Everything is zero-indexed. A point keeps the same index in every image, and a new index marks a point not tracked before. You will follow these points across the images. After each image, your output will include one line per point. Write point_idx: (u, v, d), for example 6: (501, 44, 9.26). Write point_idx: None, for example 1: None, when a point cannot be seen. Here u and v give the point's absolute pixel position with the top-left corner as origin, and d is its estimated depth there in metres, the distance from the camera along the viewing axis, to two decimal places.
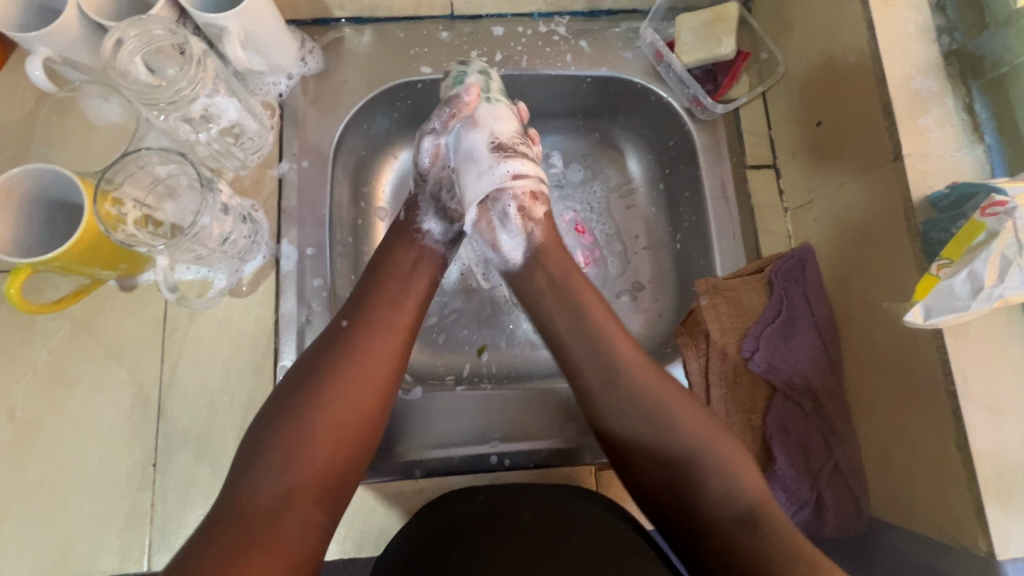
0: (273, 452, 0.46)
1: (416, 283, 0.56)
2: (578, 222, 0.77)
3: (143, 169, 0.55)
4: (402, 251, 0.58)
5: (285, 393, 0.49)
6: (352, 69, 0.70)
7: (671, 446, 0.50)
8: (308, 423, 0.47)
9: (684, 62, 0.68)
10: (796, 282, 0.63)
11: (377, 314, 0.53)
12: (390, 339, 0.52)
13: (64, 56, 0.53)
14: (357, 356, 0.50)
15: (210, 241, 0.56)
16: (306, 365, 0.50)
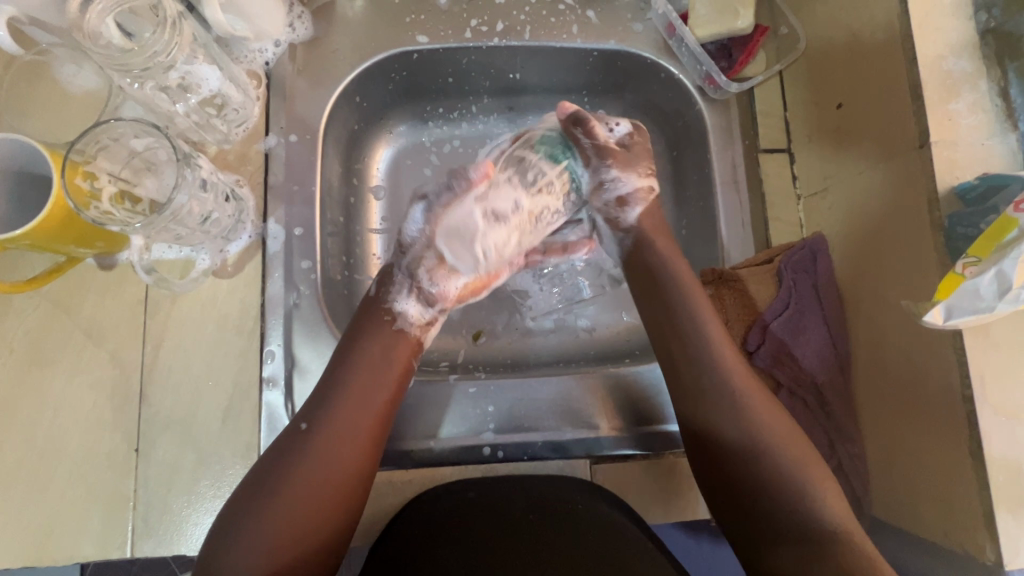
0: (239, 538, 0.45)
1: (387, 369, 0.54)
2: None
3: (117, 142, 0.51)
4: (377, 333, 0.55)
5: (244, 497, 0.47)
6: (344, 36, 0.65)
7: (738, 442, 0.50)
8: (259, 525, 0.46)
9: (697, 37, 0.63)
10: (807, 273, 0.60)
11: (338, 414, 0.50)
12: (352, 431, 0.50)
13: (31, 16, 0.49)
14: (314, 455, 0.48)
15: (190, 219, 0.53)
16: (264, 468, 0.48)
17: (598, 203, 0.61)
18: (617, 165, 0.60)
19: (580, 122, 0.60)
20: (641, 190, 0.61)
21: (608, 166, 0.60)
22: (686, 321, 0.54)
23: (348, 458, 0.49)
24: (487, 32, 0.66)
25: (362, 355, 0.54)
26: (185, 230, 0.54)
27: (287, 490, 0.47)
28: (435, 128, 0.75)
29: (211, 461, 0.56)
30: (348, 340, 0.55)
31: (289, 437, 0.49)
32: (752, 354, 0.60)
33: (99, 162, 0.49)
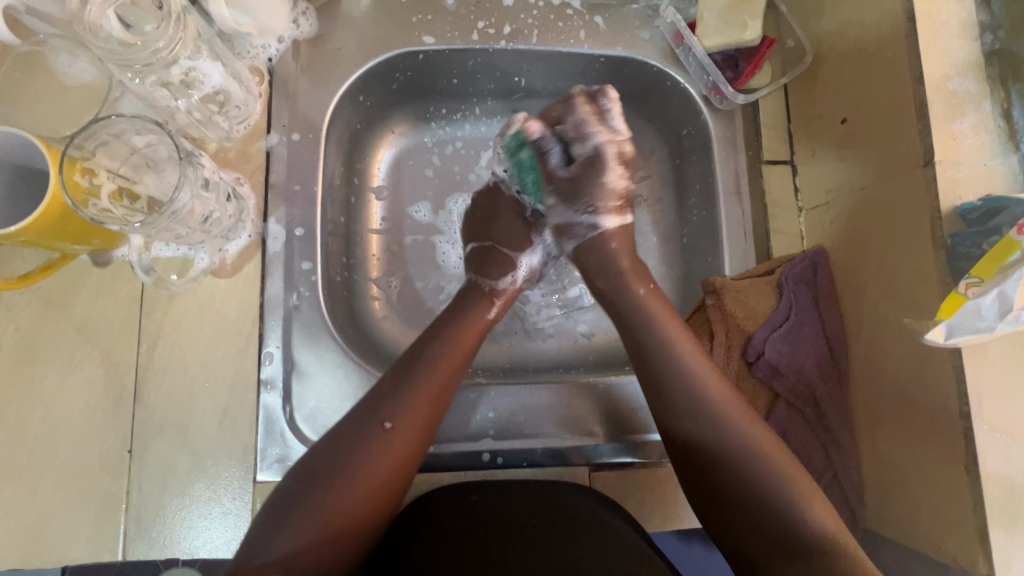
0: (299, 521, 0.46)
1: (463, 372, 0.55)
2: None
3: (118, 139, 0.50)
4: (466, 336, 0.57)
5: (310, 476, 0.48)
6: (348, 34, 0.64)
7: (716, 446, 0.50)
8: (319, 509, 0.46)
9: (706, 47, 0.63)
10: (806, 286, 0.61)
11: (415, 417, 0.51)
12: (425, 436, 0.51)
13: (27, 6, 0.47)
14: (386, 452, 0.49)
15: (191, 218, 0.52)
16: (332, 450, 0.49)
17: (543, 224, 0.64)
18: (555, 197, 0.61)
19: (545, 143, 0.60)
20: (583, 225, 0.61)
21: (552, 197, 0.61)
22: (650, 328, 0.56)
23: (410, 458, 0.50)
24: (494, 34, 0.66)
25: (449, 356, 0.54)
26: (185, 230, 0.53)
27: (354, 481, 0.47)
28: (438, 129, 0.75)
29: (206, 464, 0.56)
30: (431, 336, 0.56)
31: (371, 425, 0.49)
32: (751, 364, 0.60)
33: (98, 159, 0.48)
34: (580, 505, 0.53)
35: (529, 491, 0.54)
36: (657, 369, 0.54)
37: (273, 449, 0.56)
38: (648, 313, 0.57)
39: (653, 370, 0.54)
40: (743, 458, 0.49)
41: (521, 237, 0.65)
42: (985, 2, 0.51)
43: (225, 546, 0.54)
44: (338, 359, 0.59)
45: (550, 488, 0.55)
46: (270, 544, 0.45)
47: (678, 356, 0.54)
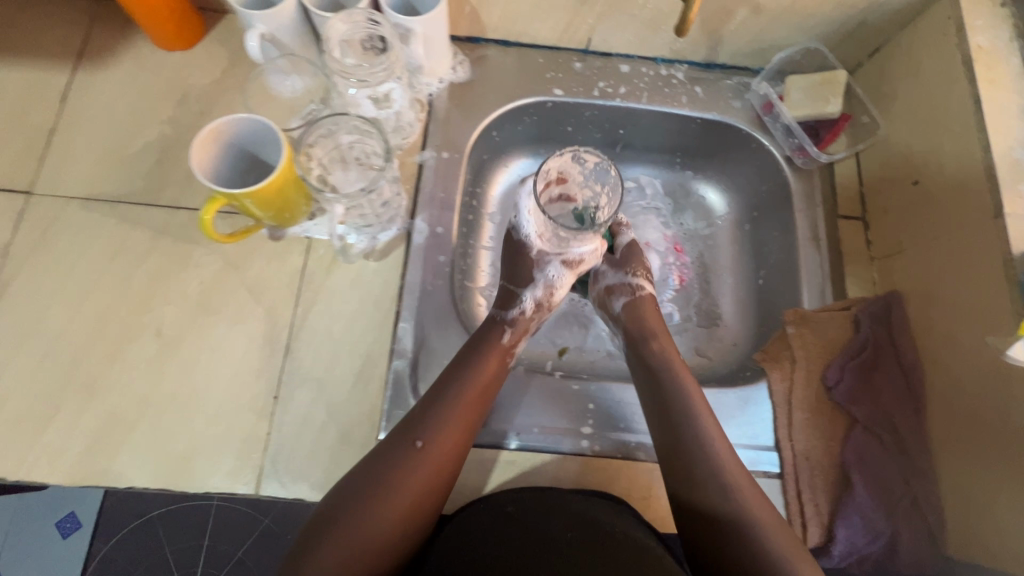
0: (338, 533, 0.53)
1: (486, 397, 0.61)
2: (676, 243, 0.87)
3: (330, 136, 0.63)
4: (488, 363, 0.63)
5: (345, 493, 0.55)
6: (494, 82, 0.79)
7: (715, 495, 0.58)
8: (363, 513, 0.54)
9: (793, 114, 0.74)
10: (880, 322, 0.68)
11: (444, 439, 0.57)
12: (452, 448, 0.57)
13: (273, 34, 0.65)
14: (415, 464, 0.56)
15: (375, 205, 0.66)
16: (365, 468, 0.56)
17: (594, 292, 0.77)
18: (608, 265, 0.76)
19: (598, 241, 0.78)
20: (628, 286, 0.73)
21: (602, 265, 0.76)
22: (676, 404, 0.63)
23: (443, 466, 0.57)
24: (611, 92, 0.79)
25: (471, 384, 0.61)
26: (370, 211, 0.66)
27: (387, 492, 0.55)
28: None
29: (338, 417, 0.62)
30: (460, 360, 0.63)
31: (399, 438, 0.57)
32: (831, 389, 0.66)
33: (315, 150, 0.63)
34: (620, 525, 0.55)
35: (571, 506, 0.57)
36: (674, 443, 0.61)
37: (398, 411, 0.63)
38: (672, 376, 0.65)
39: (670, 425, 0.62)
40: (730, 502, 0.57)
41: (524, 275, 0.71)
42: None
43: None
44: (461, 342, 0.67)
45: (589, 499, 0.58)
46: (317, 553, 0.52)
47: (696, 442, 0.60)
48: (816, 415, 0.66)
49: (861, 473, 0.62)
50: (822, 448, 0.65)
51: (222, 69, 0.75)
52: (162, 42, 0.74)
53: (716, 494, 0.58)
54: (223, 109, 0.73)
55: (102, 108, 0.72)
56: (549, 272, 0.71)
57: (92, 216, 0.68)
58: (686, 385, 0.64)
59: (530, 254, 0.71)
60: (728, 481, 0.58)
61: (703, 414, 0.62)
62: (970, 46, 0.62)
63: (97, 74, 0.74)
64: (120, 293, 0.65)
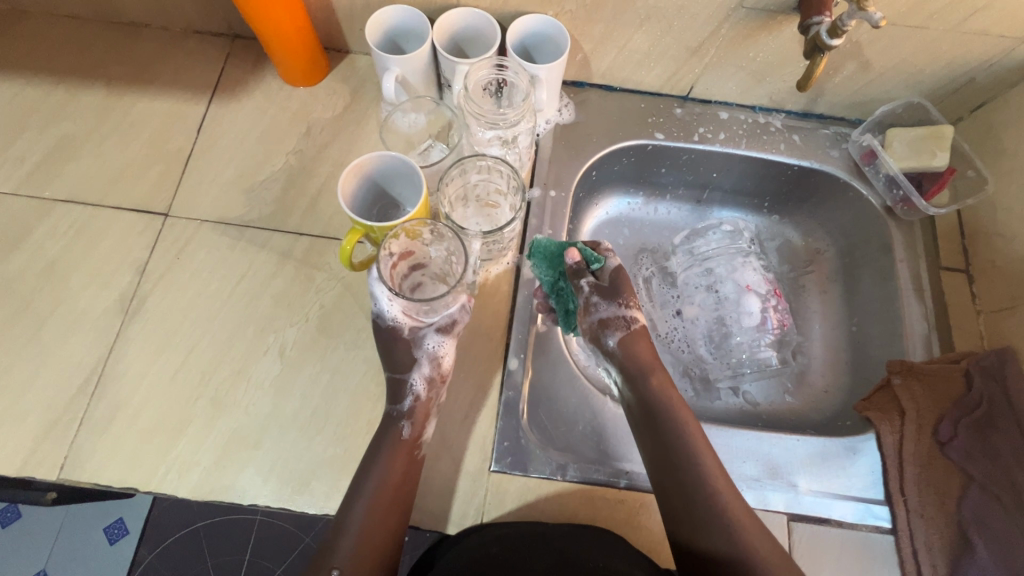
0: None
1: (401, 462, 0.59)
2: (774, 287, 0.85)
3: (461, 176, 0.66)
4: (397, 437, 0.60)
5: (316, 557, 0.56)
6: (598, 125, 0.82)
7: (725, 544, 0.56)
8: (345, 537, 0.56)
9: (897, 166, 0.75)
10: (995, 379, 0.66)
11: (393, 464, 0.59)
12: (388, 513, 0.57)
13: (406, 76, 0.69)
14: (371, 490, 0.57)
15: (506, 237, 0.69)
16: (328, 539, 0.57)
17: (583, 325, 0.66)
18: (598, 295, 0.66)
19: (579, 274, 0.66)
20: (623, 319, 0.65)
21: (595, 296, 0.65)
22: (676, 446, 0.60)
23: (400, 487, 0.58)
24: (711, 138, 0.82)
25: (391, 455, 0.59)
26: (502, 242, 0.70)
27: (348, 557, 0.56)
28: (635, 207, 0.91)
29: (452, 445, 0.64)
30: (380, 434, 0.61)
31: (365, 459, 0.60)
32: (944, 444, 0.66)
33: (448, 190, 0.66)
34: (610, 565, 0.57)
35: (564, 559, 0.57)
36: (677, 490, 0.59)
37: (507, 443, 0.64)
38: (669, 414, 0.62)
39: (668, 470, 0.60)
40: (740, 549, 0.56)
41: (403, 360, 0.63)
42: None
43: (461, 521, 0.61)
44: (570, 377, 0.69)
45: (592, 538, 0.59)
46: None
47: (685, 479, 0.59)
48: (929, 471, 0.65)
49: (981, 534, 0.61)
50: (937, 506, 0.64)
51: (344, 105, 0.80)
52: (291, 79, 0.79)
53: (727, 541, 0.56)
54: (344, 143, 0.78)
55: (232, 137, 0.77)
56: (431, 344, 0.63)
57: (222, 238, 0.72)
58: (679, 417, 0.62)
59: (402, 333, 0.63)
60: (715, 514, 0.57)
61: (701, 452, 0.60)
62: None
63: (229, 106, 0.79)
64: (246, 314, 0.68)
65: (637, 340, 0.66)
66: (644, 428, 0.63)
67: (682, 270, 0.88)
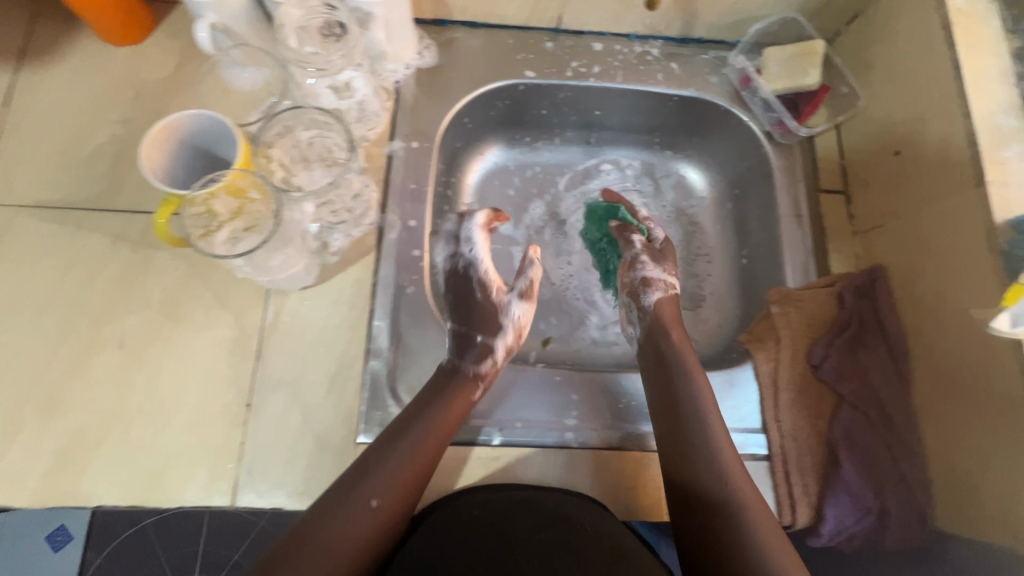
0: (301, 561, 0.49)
1: (453, 409, 0.59)
2: (656, 228, 0.86)
3: (289, 133, 0.60)
4: (455, 397, 0.60)
5: (317, 514, 0.51)
6: (463, 67, 0.76)
7: (718, 490, 0.56)
8: (354, 500, 0.52)
9: (772, 89, 0.72)
10: (865, 297, 0.67)
11: (450, 404, 0.59)
12: (415, 468, 0.55)
13: (226, 24, 0.62)
14: (422, 433, 0.56)
15: (347, 194, 0.65)
16: (336, 494, 0.53)
17: (626, 279, 0.73)
18: (647, 256, 0.74)
19: (625, 229, 0.77)
20: (663, 281, 0.72)
21: (642, 255, 0.73)
22: (683, 389, 0.62)
23: (415, 479, 0.55)
24: (585, 72, 0.77)
25: (436, 406, 0.58)
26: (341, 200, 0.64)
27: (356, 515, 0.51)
28: (522, 153, 0.87)
29: (316, 421, 0.61)
30: (432, 389, 0.60)
31: (374, 446, 0.56)
32: (817, 367, 0.65)
33: (274, 149, 0.59)
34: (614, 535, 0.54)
35: (547, 506, 0.56)
36: (680, 440, 0.59)
37: (377, 413, 0.61)
38: (681, 363, 0.64)
39: (671, 414, 0.61)
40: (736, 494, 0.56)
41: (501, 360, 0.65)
42: (1021, 58, 0.59)
43: None
44: (440, 339, 0.66)
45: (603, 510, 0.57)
46: None
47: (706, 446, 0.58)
48: (803, 395, 0.65)
49: (849, 451, 0.62)
50: (809, 428, 0.64)
51: (174, 64, 0.71)
52: (110, 38, 0.70)
53: (713, 488, 0.56)
54: (178, 106, 0.70)
55: (50, 109, 0.69)
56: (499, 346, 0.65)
57: (45, 224, 0.64)
58: (684, 361, 0.65)
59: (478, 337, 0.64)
60: (709, 461, 0.57)
61: (708, 401, 0.62)
62: (949, 9, 0.60)
63: (43, 74, 0.70)
64: (80, 305, 0.62)
65: (663, 307, 0.70)
66: (653, 372, 0.65)
67: (576, 215, 0.86)
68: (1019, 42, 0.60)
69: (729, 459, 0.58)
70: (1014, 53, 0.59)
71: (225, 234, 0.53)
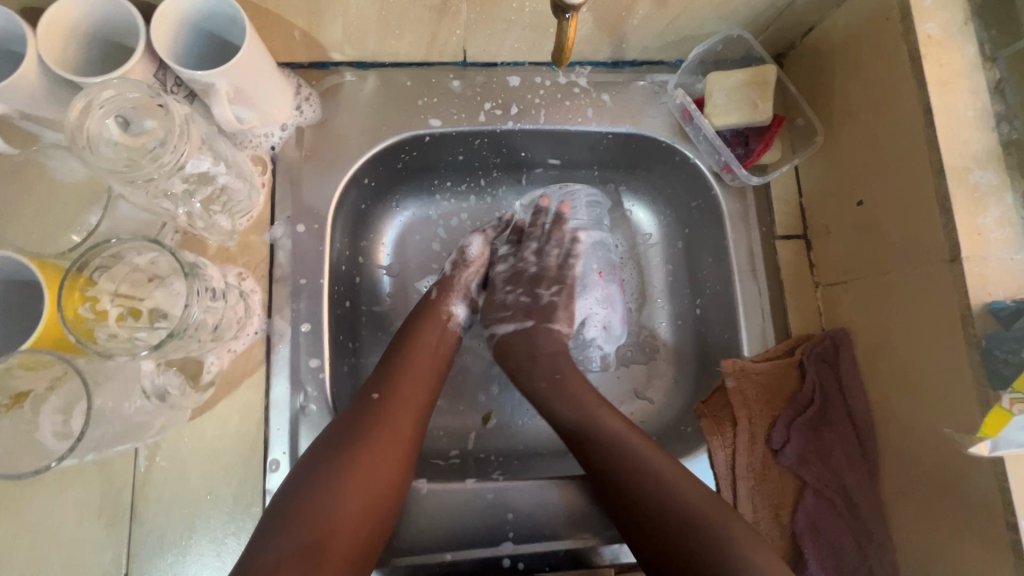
0: (304, 505, 0.46)
1: (440, 337, 0.63)
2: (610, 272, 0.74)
3: (119, 261, 0.46)
4: (431, 323, 0.63)
5: (318, 457, 0.50)
6: (353, 120, 0.63)
7: (643, 494, 0.50)
8: (357, 442, 0.51)
9: (715, 126, 0.63)
10: (829, 367, 0.60)
11: (425, 324, 0.63)
12: (412, 405, 0.56)
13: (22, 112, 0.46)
14: (409, 364, 0.59)
15: (205, 334, 0.48)
16: (335, 433, 0.52)
17: None
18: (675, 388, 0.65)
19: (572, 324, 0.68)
20: None
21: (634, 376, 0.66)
22: (550, 394, 0.61)
23: (399, 450, 0.52)
24: (501, 115, 0.65)
25: (418, 346, 0.61)
26: (198, 344, 0.49)
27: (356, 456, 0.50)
28: (442, 202, 0.74)
29: None
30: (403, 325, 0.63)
31: (358, 408, 0.54)
32: (777, 452, 0.59)
33: (100, 283, 0.45)
34: None
35: None
36: (579, 438, 0.57)
37: None
38: (553, 354, 0.65)
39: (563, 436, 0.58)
40: (664, 497, 0.50)
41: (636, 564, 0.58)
42: (1000, 92, 0.50)
43: None
44: None
45: None
46: (276, 546, 0.44)
47: (650, 479, 0.51)
48: (763, 483, 0.59)
49: (813, 542, 0.56)
50: (770, 519, 0.58)
51: None
52: None
53: (641, 478, 0.51)
54: None
55: None
56: (457, 310, 0.66)
57: None
58: (563, 364, 0.63)
59: (432, 298, 0.66)
60: (611, 445, 0.54)
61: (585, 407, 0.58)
62: (919, 36, 0.50)
63: None
64: None
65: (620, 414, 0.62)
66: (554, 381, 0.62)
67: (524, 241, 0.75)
68: (999, 73, 0.50)
69: (625, 447, 0.54)
70: (993, 87, 0.50)
71: (57, 408, 0.45)
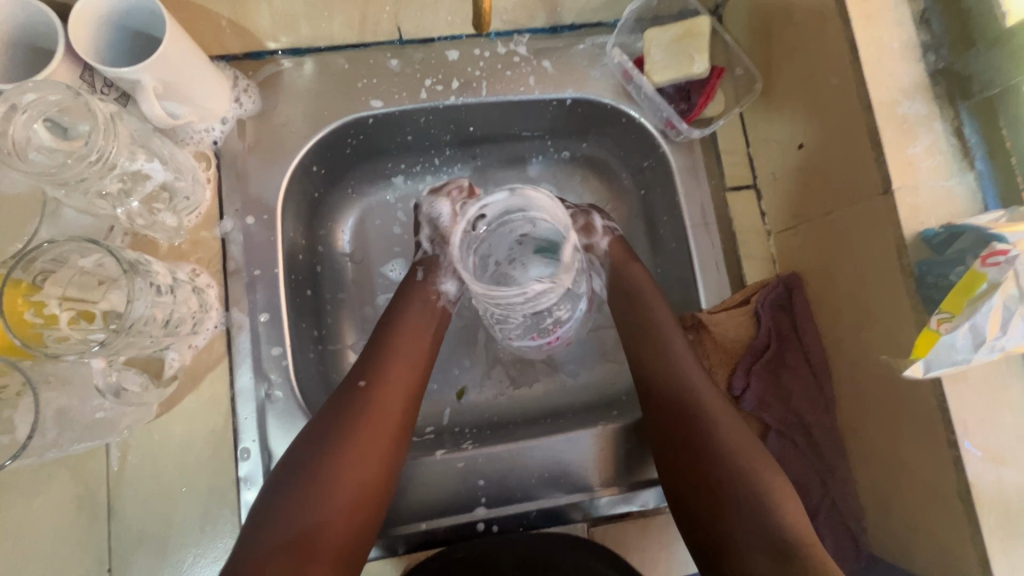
0: (293, 497, 0.48)
1: (433, 317, 0.63)
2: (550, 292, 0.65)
3: (64, 264, 0.46)
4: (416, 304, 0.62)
5: (305, 451, 0.51)
6: (294, 108, 0.63)
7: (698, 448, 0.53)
8: (342, 435, 0.51)
9: (654, 83, 0.63)
10: (783, 310, 0.61)
11: (410, 302, 0.62)
12: (401, 393, 0.55)
13: None
14: (394, 348, 0.58)
15: (156, 328, 0.49)
16: (321, 428, 0.52)
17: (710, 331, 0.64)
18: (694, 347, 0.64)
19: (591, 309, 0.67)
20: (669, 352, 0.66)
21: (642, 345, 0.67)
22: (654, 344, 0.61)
23: (386, 437, 0.53)
24: (443, 90, 0.65)
25: (403, 332, 0.60)
26: (151, 339, 0.50)
27: (341, 450, 0.51)
28: (400, 184, 0.74)
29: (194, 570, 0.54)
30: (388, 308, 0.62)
31: (347, 396, 0.54)
32: (738, 398, 0.60)
33: (47, 287, 0.45)
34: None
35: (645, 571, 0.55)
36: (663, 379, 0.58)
37: None
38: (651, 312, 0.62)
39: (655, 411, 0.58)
40: (715, 447, 0.52)
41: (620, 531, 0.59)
42: (924, 23, 0.50)
43: None
44: None
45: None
46: (263, 535, 0.46)
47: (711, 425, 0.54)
48: None
49: None
50: None
51: None
52: None
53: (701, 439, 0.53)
54: None
55: None
56: (446, 287, 0.64)
57: None
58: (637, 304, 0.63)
59: (418, 279, 0.64)
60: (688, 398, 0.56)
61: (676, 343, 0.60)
62: None
63: None
64: None
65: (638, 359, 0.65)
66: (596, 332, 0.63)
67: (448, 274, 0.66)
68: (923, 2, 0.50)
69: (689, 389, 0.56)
70: (917, 18, 0.50)
71: (22, 413, 0.45)
